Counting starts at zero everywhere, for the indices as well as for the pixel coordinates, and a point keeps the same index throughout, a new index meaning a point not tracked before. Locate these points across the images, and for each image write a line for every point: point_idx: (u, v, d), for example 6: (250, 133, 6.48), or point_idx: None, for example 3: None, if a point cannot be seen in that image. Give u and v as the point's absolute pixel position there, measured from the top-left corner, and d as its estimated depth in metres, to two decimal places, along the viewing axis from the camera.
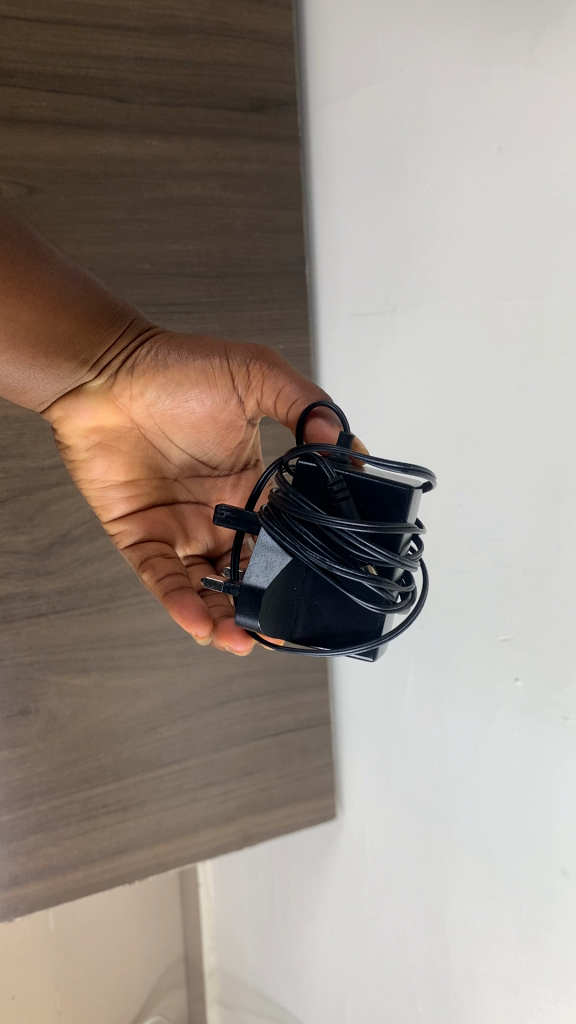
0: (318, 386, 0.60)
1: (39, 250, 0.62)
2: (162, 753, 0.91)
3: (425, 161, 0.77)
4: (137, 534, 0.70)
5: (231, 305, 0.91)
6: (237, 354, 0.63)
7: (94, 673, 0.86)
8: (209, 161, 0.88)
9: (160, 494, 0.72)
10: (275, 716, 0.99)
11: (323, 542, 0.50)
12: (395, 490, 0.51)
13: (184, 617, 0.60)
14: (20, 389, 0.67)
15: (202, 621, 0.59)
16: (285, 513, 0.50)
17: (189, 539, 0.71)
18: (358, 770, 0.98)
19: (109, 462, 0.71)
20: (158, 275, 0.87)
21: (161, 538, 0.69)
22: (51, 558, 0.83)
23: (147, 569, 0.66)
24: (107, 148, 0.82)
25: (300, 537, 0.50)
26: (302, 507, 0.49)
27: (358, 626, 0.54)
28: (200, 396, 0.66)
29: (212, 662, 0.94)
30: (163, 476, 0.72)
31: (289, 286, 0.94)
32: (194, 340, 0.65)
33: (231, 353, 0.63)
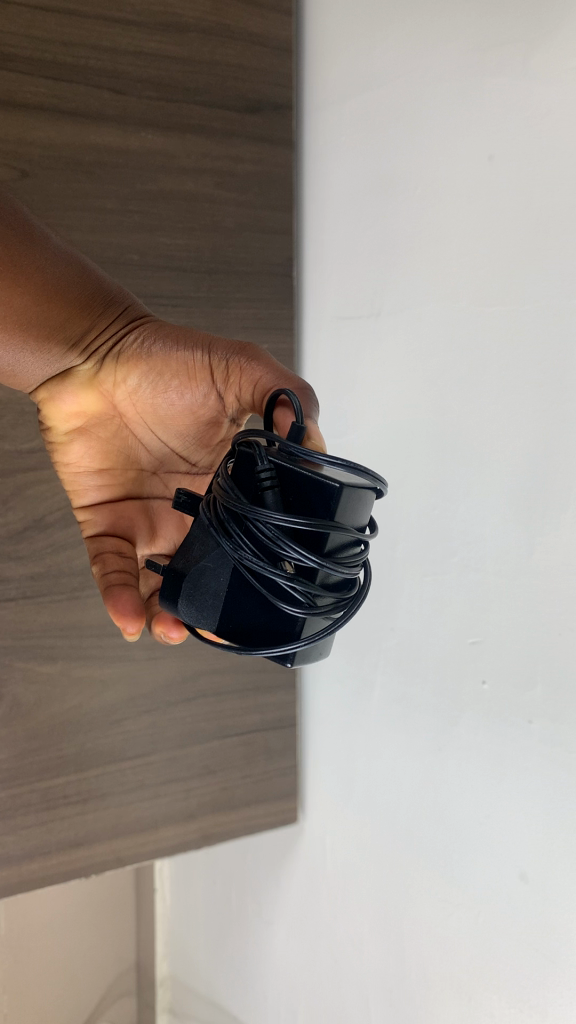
0: (296, 377, 0.59)
1: (34, 234, 0.62)
2: (126, 746, 0.90)
3: (417, 167, 0.79)
4: (101, 524, 0.70)
5: (217, 302, 0.92)
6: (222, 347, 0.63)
7: (60, 661, 0.86)
8: (202, 158, 0.89)
9: (133, 486, 0.71)
10: (241, 715, 0.98)
11: (245, 535, 0.49)
12: (323, 488, 0.49)
13: (117, 609, 0.60)
14: (10, 372, 0.67)
15: (133, 615, 0.59)
16: (218, 502, 0.51)
17: (155, 537, 0.70)
18: (323, 776, 0.97)
19: (86, 448, 0.71)
20: (147, 267, 0.87)
21: (124, 531, 0.69)
22: (24, 542, 0.82)
23: (98, 560, 0.65)
24: (103, 137, 0.83)
25: (224, 527, 0.50)
26: (227, 495, 0.50)
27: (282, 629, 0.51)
28: (181, 389, 0.66)
29: (180, 657, 0.93)
30: (139, 468, 0.72)
31: (275, 286, 0.95)
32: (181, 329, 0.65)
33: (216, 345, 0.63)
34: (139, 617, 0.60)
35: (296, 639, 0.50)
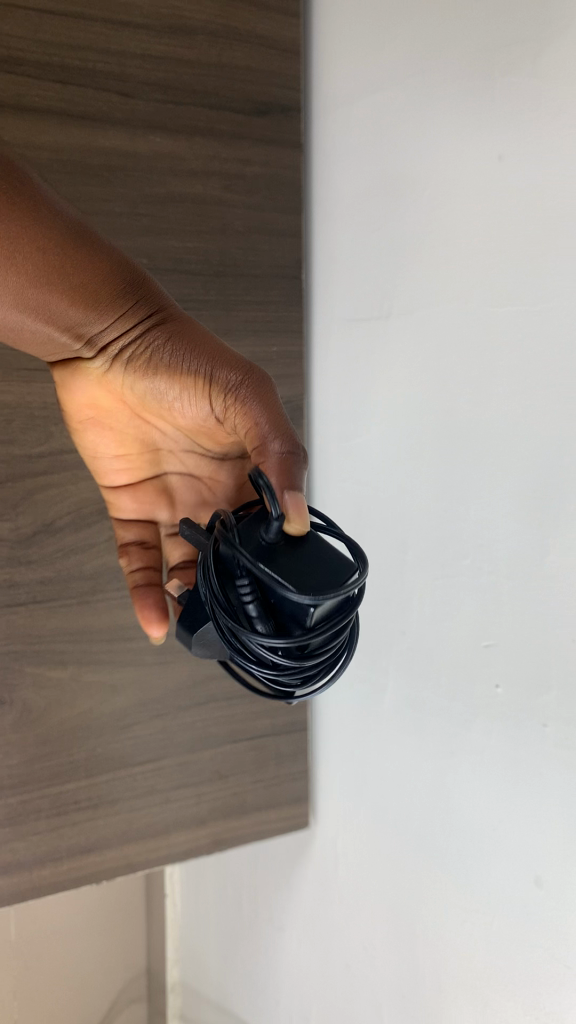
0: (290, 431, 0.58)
1: (37, 217, 0.56)
2: (136, 752, 0.90)
3: (427, 167, 0.78)
4: (129, 509, 0.76)
5: (226, 305, 0.91)
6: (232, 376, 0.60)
7: (71, 666, 0.85)
8: (211, 161, 0.89)
9: (150, 466, 0.75)
10: (252, 720, 0.97)
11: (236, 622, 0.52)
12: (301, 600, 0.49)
13: (143, 613, 0.74)
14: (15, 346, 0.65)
15: (158, 620, 0.73)
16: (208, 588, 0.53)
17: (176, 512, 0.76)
18: (340, 786, 0.96)
19: (101, 433, 0.73)
20: (156, 270, 0.86)
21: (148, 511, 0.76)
22: (34, 547, 0.82)
23: (125, 556, 0.76)
24: (110, 141, 0.83)
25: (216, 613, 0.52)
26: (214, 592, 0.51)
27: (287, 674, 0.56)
28: (184, 403, 0.65)
29: (191, 662, 0.92)
30: (155, 450, 0.73)
31: (285, 288, 0.94)
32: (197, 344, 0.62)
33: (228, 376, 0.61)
34: (162, 619, 0.74)
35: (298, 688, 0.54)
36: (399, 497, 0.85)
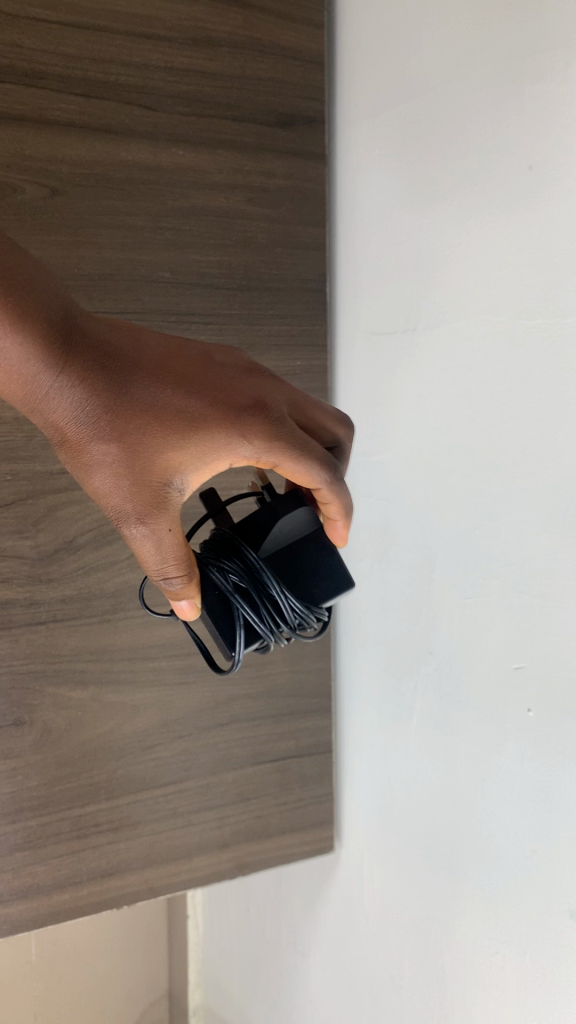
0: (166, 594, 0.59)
1: None
2: (157, 774, 0.88)
3: (453, 178, 0.77)
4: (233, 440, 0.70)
5: (250, 319, 0.89)
6: (132, 500, 0.58)
7: (91, 687, 0.83)
8: (234, 174, 0.87)
9: None
10: (275, 742, 0.95)
11: None
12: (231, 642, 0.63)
13: None
14: None
15: None
16: None
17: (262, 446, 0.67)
18: (368, 812, 0.93)
19: None
20: (178, 284, 0.85)
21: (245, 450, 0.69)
22: (54, 564, 0.81)
23: None
24: (133, 154, 0.82)
25: None
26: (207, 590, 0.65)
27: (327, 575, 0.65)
28: None
29: (214, 683, 0.90)
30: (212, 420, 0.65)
31: (309, 302, 0.92)
32: (100, 459, 0.57)
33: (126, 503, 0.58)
34: None
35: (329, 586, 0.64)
36: (426, 514, 0.83)
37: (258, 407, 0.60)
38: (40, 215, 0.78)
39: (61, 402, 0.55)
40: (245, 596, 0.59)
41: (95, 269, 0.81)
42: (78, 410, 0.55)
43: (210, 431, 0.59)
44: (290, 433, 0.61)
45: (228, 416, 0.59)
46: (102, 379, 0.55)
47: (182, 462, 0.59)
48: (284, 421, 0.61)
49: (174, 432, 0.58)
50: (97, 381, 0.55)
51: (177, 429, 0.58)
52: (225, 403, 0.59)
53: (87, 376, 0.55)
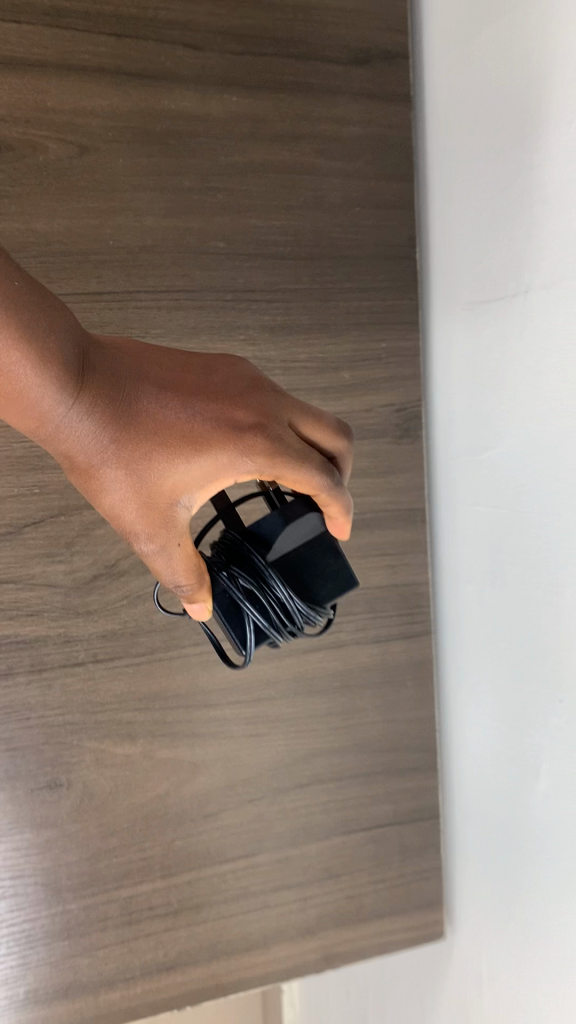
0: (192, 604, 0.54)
1: None
2: (224, 846, 0.72)
3: (568, 85, 0.59)
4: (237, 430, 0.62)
5: (324, 293, 0.74)
6: (148, 520, 0.52)
7: (141, 742, 0.69)
8: (300, 122, 0.73)
9: None
10: (370, 805, 0.77)
11: None
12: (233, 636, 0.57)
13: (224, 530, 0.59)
14: None
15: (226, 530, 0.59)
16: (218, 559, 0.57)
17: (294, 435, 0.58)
18: (489, 899, 0.74)
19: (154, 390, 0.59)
20: (236, 255, 0.71)
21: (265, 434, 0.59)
22: (94, 594, 0.67)
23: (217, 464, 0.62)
24: (177, 103, 0.69)
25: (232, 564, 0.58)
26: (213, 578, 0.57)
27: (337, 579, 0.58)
28: None
29: (291, 734, 0.74)
30: None
31: (396, 271, 0.76)
32: (112, 480, 0.51)
33: (136, 524, 0.52)
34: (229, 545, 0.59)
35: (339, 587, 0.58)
36: (539, 525, 0.66)
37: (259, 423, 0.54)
38: (67, 179, 0.66)
39: (62, 423, 0.49)
40: (257, 600, 0.54)
41: (135, 240, 0.68)
42: (80, 430, 0.49)
43: (214, 448, 0.52)
44: (292, 450, 0.53)
45: (230, 430, 0.53)
46: (103, 395, 0.50)
47: (191, 481, 0.52)
48: (285, 437, 0.54)
49: (182, 447, 0.52)
50: (98, 398, 0.50)
51: (182, 444, 0.51)
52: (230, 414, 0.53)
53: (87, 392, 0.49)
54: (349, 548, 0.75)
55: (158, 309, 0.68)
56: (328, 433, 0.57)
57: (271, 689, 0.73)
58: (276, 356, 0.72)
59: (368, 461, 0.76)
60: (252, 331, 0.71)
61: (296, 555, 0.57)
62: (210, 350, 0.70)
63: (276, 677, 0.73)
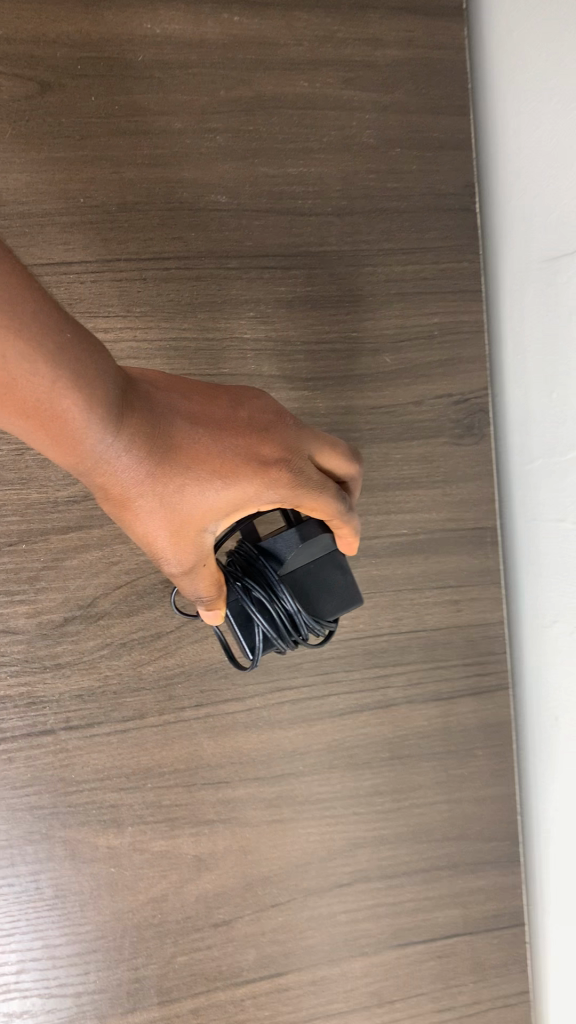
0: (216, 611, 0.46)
1: None
2: (240, 966, 0.56)
3: None
4: None
5: (356, 258, 0.58)
6: (184, 545, 0.43)
7: (129, 831, 0.54)
8: (322, 45, 0.58)
9: None
10: (432, 911, 0.60)
11: None
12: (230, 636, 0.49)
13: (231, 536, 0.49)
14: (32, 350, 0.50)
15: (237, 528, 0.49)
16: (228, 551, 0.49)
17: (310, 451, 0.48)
18: None
19: None
20: (241, 212, 0.56)
21: None
22: (65, 643, 0.53)
23: None
24: (163, 26, 0.55)
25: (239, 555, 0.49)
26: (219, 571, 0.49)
27: (342, 594, 0.50)
28: None
29: (326, 818, 0.58)
30: None
31: (450, 228, 0.60)
32: (149, 507, 0.41)
33: (162, 551, 0.43)
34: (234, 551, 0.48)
35: (346, 599, 0.50)
36: None
37: (285, 447, 0.44)
38: (25, 123, 0.53)
39: (87, 446, 0.38)
40: (265, 607, 0.46)
41: (112, 198, 0.54)
42: (108, 452, 0.39)
43: (249, 474, 0.42)
44: (315, 483, 0.45)
45: (261, 454, 0.43)
46: (132, 409, 0.39)
47: (224, 510, 0.43)
48: (307, 467, 0.45)
49: (219, 470, 0.42)
50: (128, 414, 0.39)
51: (216, 468, 0.42)
52: (260, 433, 0.44)
53: (117, 408, 0.38)
54: (397, 579, 0.59)
55: (142, 282, 0.54)
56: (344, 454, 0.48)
57: (298, 762, 0.57)
58: (296, 338, 0.57)
59: (419, 467, 0.59)
60: (264, 307, 0.56)
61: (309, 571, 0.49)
62: (212, 332, 0.56)
63: (304, 746, 0.57)
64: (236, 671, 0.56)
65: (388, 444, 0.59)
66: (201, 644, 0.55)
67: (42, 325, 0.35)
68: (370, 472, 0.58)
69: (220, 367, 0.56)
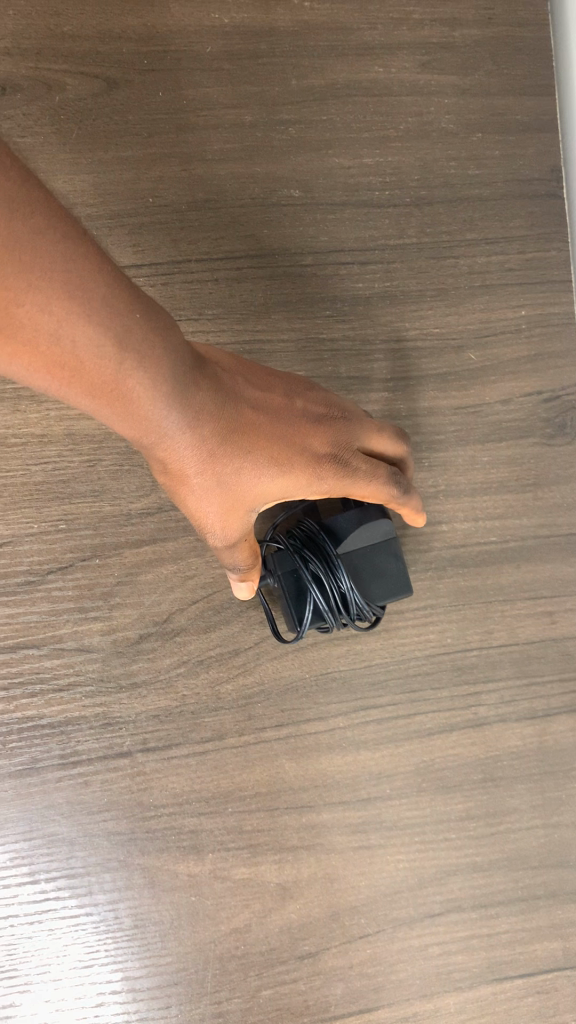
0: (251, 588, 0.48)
1: (44, 336, 0.34)
2: (327, 1001, 0.53)
3: None
4: None
5: (437, 249, 0.55)
6: (231, 522, 0.44)
7: (210, 858, 0.51)
8: (396, 28, 0.55)
9: None
10: (531, 944, 0.56)
11: None
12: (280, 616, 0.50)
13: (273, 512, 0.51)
14: None
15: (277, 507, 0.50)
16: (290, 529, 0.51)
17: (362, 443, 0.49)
18: None
19: None
20: (315, 206, 0.54)
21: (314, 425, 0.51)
22: (141, 661, 0.51)
23: None
24: (231, 16, 0.53)
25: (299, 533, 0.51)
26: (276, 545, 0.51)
27: (393, 585, 0.50)
28: None
29: (415, 844, 0.54)
30: None
31: (537, 216, 0.57)
32: (203, 484, 0.42)
33: (211, 529, 0.45)
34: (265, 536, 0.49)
35: (398, 590, 0.50)
36: None
37: (331, 435, 0.46)
38: (92, 122, 0.51)
39: (150, 426, 0.40)
40: (316, 578, 0.47)
41: (181, 196, 0.52)
42: (171, 432, 0.40)
43: (296, 461, 0.44)
44: (361, 474, 0.46)
45: (310, 445, 0.45)
46: (198, 388, 0.40)
47: (271, 493, 0.45)
48: (357, 461, 0.46)
49: (268, 454, 0.43)
50: (192, 393, 0.40)
51: (268, 454, 0.43)
52: (309, 423, 0.45)
53: (184, 389, 0.40)
54: (486, 589, 0.55)
55: (214, 283, 0.52)
56: (395, 446, 0.49)
57: (384, 785, 0.54)
58: (374, 336, 0.54)
59: (508, 469, 0.56)
60: (341, 305, 0.54)
61: (362, 558, 0.50)
62: (287, 333, 0.53)
63: (391, 768, 0.54)
64: (318, 689, 0.53)
65: (474, 446, 0.56)
66: (280, 662, 0.53)
67: (115, 314, 0.36)
68: (455, 476, 0.55)
69: (296, 369, 0.53)
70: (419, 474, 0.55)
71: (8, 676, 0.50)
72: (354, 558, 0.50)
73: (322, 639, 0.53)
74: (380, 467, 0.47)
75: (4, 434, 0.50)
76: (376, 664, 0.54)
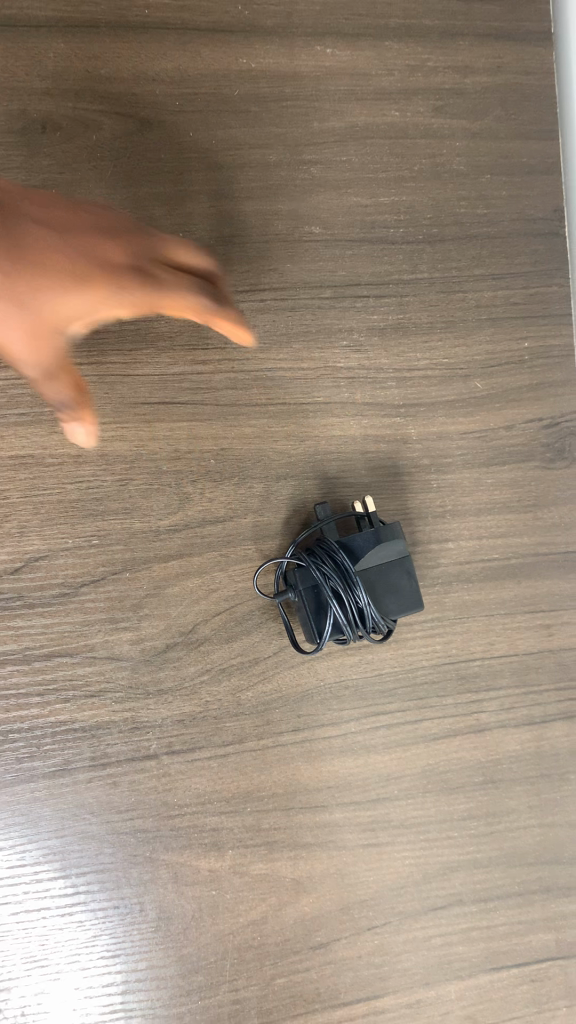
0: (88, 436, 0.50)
1: None
2: (336, 986, 0.56)
3: None
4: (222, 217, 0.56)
5: (447, 284, 0.59)
6: (34, 353, 0.47)
7: (229, 854, 0.55)
8: (412, 75, 0.58)
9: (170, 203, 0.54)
10: (526, 935, 0.60)
11: None
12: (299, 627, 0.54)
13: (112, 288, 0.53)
14: None
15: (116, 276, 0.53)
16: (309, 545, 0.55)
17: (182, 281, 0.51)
18: None
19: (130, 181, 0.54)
20: (334, 242, 0.57)
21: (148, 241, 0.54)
22: (167, 669, 0.54)
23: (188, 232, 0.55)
24: (258, 61, 0.56)
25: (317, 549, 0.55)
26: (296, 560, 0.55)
27: (405, 600, 0.53)
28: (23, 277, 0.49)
29: (420, 841, 0.58)
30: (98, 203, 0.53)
31: (541, 254, 0.60)
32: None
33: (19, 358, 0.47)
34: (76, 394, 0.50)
35: (410, 604, 0.53)
36: None
37: (130, 255, 0.49)
38: (126, 160, 0.54)
39: None
40: (336, 595, 0.51)
41: (210, 231, 0.55)
42: None
43: (90, 271, 0.47)
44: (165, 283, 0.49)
45: (106, 257, 0.48)
46: None
47: (82, 314, 0.48)
48: (161, 274, 0.50)
49: (59, 261, 0.46)
50: None
51: (60, 269, 0.46)
52: (108, 236, 0.48)
53: None
54: (489, 603, 0.59)
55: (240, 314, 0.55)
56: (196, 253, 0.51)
57: (393, 786, 0.58)
58: (388, 365, 0.58)
59: (510, 490, 0.60)
60: (357, 336, 0.57)
61: (377, 575, 0.53)
62: (306, 361, 0.56)
63: (398, 770, 0.58)
64: (332, 696, 0.57)
65: (479, 469, 0.59)
66: (297, 671, 0.56)
67: None
68: (462, 497, 0.59)
69: (315, 396, 0.56)
70: (428, 495, 0.58)
71: (43, 683, 0.52)
72: (369, 576, 0.53)
73: (336, 650, 0.56)
74: (188, 281, 0.50)
75: (42, 454, 0.53)
76: (386, 673, 0.57)
